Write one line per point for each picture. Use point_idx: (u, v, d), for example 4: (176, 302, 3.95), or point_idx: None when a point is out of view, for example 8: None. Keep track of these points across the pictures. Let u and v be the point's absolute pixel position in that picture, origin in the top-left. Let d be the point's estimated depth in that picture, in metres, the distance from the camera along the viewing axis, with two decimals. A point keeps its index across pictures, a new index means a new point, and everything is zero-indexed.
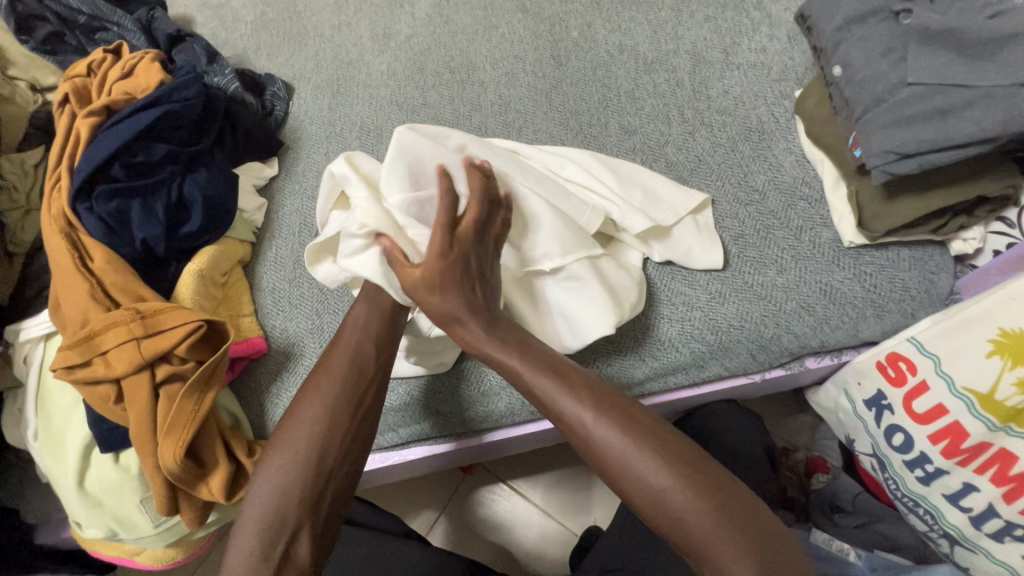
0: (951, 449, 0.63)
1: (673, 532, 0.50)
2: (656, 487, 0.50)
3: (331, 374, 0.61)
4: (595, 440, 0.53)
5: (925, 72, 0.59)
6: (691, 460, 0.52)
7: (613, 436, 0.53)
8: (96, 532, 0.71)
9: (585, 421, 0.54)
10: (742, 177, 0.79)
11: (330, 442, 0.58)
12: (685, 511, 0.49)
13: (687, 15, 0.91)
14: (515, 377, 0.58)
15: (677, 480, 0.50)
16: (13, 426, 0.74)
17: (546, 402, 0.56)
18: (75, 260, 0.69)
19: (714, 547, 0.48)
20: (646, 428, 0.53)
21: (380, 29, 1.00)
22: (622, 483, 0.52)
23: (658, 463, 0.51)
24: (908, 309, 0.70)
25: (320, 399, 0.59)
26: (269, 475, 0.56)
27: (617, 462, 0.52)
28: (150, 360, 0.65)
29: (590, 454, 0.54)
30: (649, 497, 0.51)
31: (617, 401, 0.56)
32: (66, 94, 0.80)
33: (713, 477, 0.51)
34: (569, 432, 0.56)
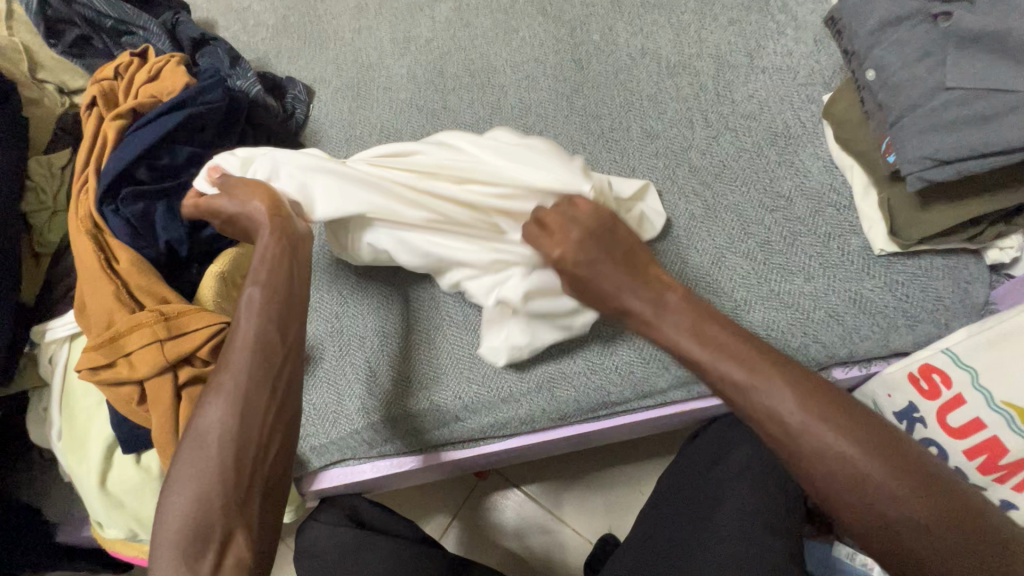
0: (989, 465, 0.62)
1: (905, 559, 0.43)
2: (888, 504, 0.44)
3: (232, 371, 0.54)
4: (809, 443, 0.46)
5: (965, 77, 0.57)
6: (924, 472, 0.45)
7: (845, 446, 0.45)
8: (117, 532, 0.71)
9: (800, 416, 0.47)
10: (768, 183, 0.77)
11: (243, 440, 0.52)
12: (925, 541, 0.43)
13: (711, 18, 0.89)
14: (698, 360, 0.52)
15: (920, 504, 0.43)
16: (37, 426, 0.75)
17: (744, 393, 0.49)
18: (101, 262, 0.70)
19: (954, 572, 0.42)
20: (869, 431, 0.46)
21: (400, 33, 1.00)
22: (858, 510, 0.44)
23: (896, 485, 0.44)
24: (941, 319, 0.68)
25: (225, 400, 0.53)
26: (191, 476, 0.50)
27: (845, 485, 0.44)
28: (172, 362, 0.65)
29: (794, 453, 0.47)
30: (882, 511, 0.44)
31: (828, 395, 0.48)
32: (93, 97, 0.80)
33: (948, 494, 0.44)
34: (770, 432, 0.48)
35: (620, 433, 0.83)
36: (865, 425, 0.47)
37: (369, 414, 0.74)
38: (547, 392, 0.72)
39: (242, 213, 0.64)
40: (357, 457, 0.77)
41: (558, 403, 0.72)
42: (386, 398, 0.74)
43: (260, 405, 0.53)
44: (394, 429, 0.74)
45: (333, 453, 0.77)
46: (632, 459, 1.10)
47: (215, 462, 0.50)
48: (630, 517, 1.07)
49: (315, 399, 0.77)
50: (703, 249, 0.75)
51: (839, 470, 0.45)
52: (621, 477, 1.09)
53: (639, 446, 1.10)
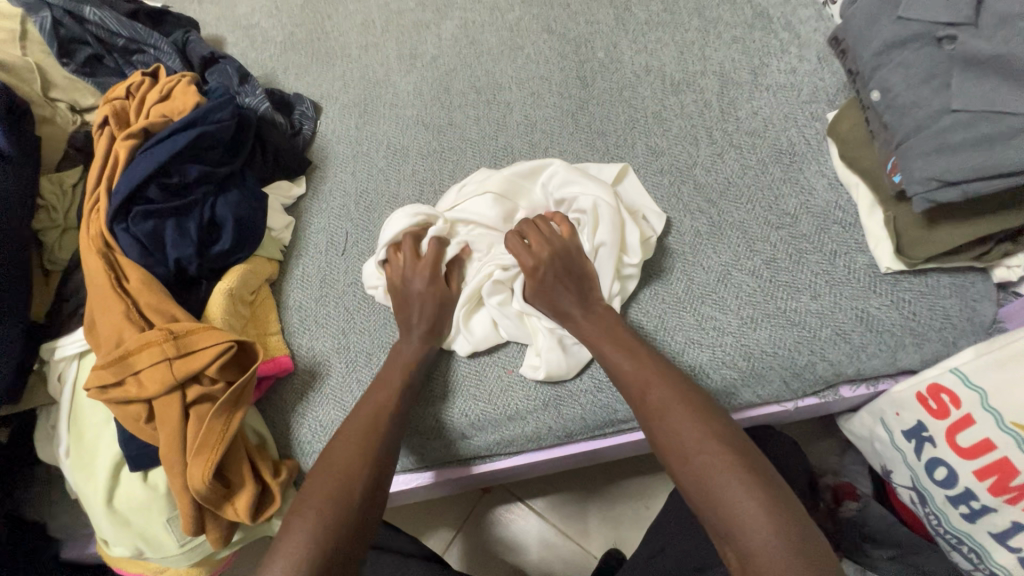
0: (999, 486, 0.61)
1: (711, 512, 0.51)
2: (699, 461, 0.53)
3: (369, 418, 0.64)
4: (652, 412, 0.59)
5: (970, 99, 0.57)
6: (742, 447, 0.54)
7: (670, 408, 0.58)
8: (122, 550, 0.71)
9: (650, 391, 0.60)
10: (773, 201, 0.78)
11: (375, 479, 0.59)
12: (717, 484, 0.52)
13: (714, 36, 0.90)
14: (597, 350, 0.67)
15: (726, 466, 0.52)
16: (44, 443, 0.75)
17: (621, 375, 0.64)
18: (111, 281, 0.70)
19: (744, 526, 0.49)
20: (706, 411, 0.57)
21: (407, 50, 1.01)
22: (670, 452, 0.56)
23: (703, 441, 0.54)
24: (949, 337, 0.68)
25: (357, 438, 0.62)
26: (319, 502, 0.55)
27: (671, 437, 0.56)
28: (181, 381, 0.66)
29: (646, 421, 0.59)
30: (695, 467, 0.53)
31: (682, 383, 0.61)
32: (105, 117, 0.81)
33: (757, 467, 0.52)
34: (633, 406, 0.62)
35: (627, 449, 0.83)
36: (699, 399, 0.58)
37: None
38: (554, 410, 0.72)
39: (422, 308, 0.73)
40: None
41: (564, 421, 0.72)
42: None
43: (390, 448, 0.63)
44: (407, 447, 0.74)
45: None
46: (637, 474, 1.09)
47: (339, 486, 0.57)
48: (634, 532, 1.07)
49: (320, 416, 0.76)
50: (708, 266, 0.75)
51: (662, 423, 0.58)
52: (626, 491, 1.09)
53: (644, 461, 1.10)
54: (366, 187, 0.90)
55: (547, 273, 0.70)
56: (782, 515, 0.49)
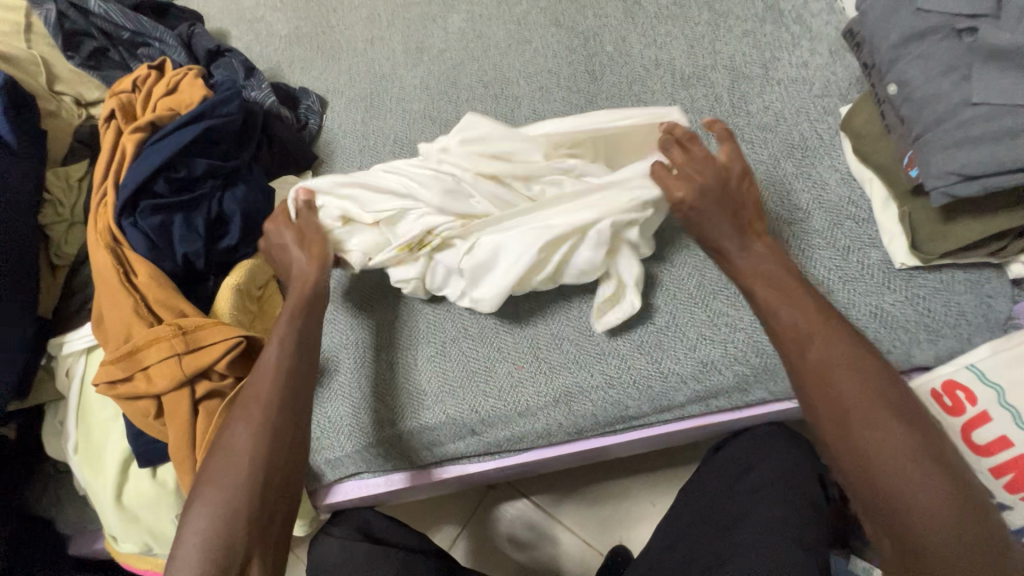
0: (1016, 483, 0.60)
1: (897, 505, 0.49)
2: (893, 453, 0.50)
3: (258, 404, 0.60)
4: (837, 386, 0.53)
5: (991, 92, 0.57)
6: (926, 433, 0.51)
7: (856, 386, 0.53)
8: (131, 546, 0.71)
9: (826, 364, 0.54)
10: (786, 196, 0.77)
11: (267, 471, 0.57)
12: (916, 477, 0.49)
13: (725, 29, 0.89)
14: (762, 309, 0.59)
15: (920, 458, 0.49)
16: (52, 439, 0.75)
17: (787, 340, 0.57)
18: (119, 275, 0.70)
19: (935, 524, 0.48)
20: (885, 389, 0.53)
21: (413, 44, 1.00)
22: (830, 421, 0.53)
23: (894, 427, 0.51)
24: (964, 334, 0.68)
25: (248, 426, 0.59)
26: (210, 505, 0.55)
27: (853, 421, 0.52)
28: (190, 376, 0.65)
29: (822, 394, 0.54)
30: (885, 458, 0.50)
31: (862, 354, 0.55)
32: (111, 110, 0.81)
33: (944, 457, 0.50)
34: (800, 377, 0.56)
35: (635, 446, 0.82)
36: (876, 372, 0.54)
37: (378, 428, 0.74)
38: (564, 406, 0.72)
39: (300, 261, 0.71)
40: (370, 470, 0.77)
41: (575, 417, 0.72)
42: (399, 412, 0.74)
43: (292, 434, 0.60)
44: (416, 441, 0.74)
45: (347, 466, 0.76)
46: (644, 470, 1.09)
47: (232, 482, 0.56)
48: (640, 529, 1.06)
49: (331, 413, 0.76)
50: None
51: (848, 400, 0.53)
52: (632, 487, 1.08)
53: (650, 458, 1.09)
54: None
55: (704, 201, 0.64)
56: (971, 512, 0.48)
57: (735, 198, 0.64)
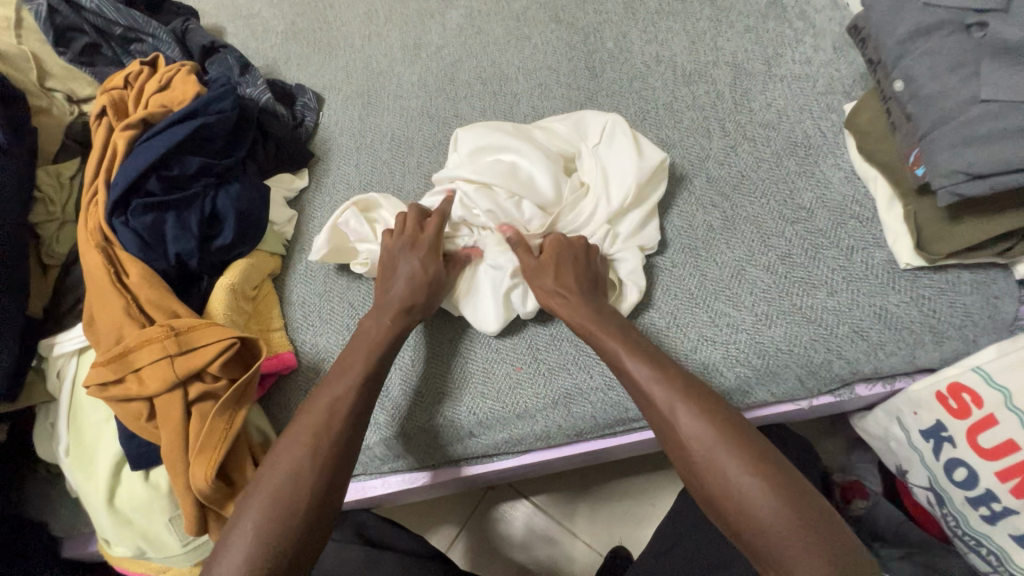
0: (1022, 488, 0.59)
1: (749, 538, 0.49)
2: (734, 483, 0.51)
3: (331, 423, 0.59)
4: (677, 422, 0.55)
5: (999, 89, 0.56)
6: (768, 459, 0.52)
7: (693, 422, 0.55)
8: (124, 550, 0.70)
9: (668, 405, 0.57)
10: (789, 194, 0.76)
11: (329, 494, 0.56)
12: (757, 506, 0.49)
13: (727, 25, 0.88)
14: (616, 364, 0.62)
15: (759, 484, 0.50)
16: (43, 440, 0.74)
17: (636, 387, 0.60)
18: (111, 275, 0.69)
19: (788, 554, 0.47)
20: (725, 419, 0.55)
21: (411, 40, 0.99)
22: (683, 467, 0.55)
23: (734, 457, 0.52)
24: (970, 335, 0.67)
25: (316, 445, 0.58)
26: (265, 519, 0.53)
27: (699, 454, 0.53)
28: (183, 378, 0.64)
29: (668, 433, 0.56)
30: (729, 489, 0.51)
31: (700, 392, 0.57)
32: (103, 107, 0.79)
33: (789, 481, 0.50)
34: (653, 421, 0.58)
35: (635, 448, 0.82)
36: (723, 414, 0.55)
37: (384, 429, 0.72)
38: (563, 408, 0.71)
39: (410, 277, 0.70)
40: (368, 473, 0.76)
41: (574, 419, 0.71)
42: (415, 414, 0.72)
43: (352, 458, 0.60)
44: (432, 444, 0.72)
45: None
46: (644, 471, 1.08)
47: (291, 501, 0.54)
48: (640, 530, 1.06)
49: None
50: (722, 261, 0.74)
51: (688, 437, 0.54)
52: (631, 488, 1.07)
53: (650, 459, 1.08)
54: (370, 180, 0.88)
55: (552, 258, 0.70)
56: (824, 533, 0.47)
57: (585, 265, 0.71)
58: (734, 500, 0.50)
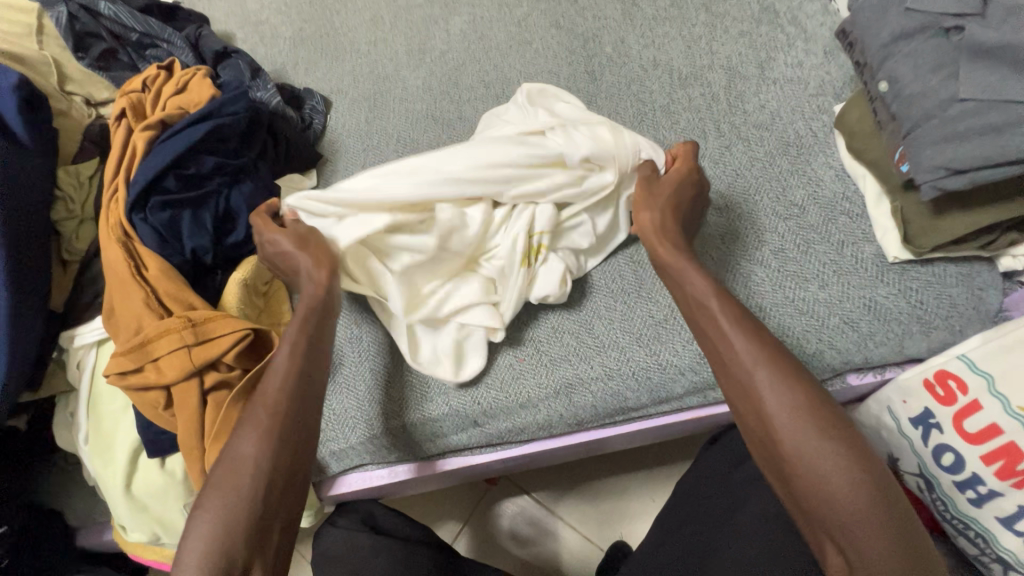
0: (1006, 471, 0.62)
1: (819, 504, 0.51)
2: (814, 451, 0.52)
3: (264, 411, 0.59)
4: (761, 385, 0.55)
5: (977, 88, 0.59)
6: (849, 433, 0.53)
7: (777, 387, 0.54)
8: (139, 536, 0.72)
9: (753, 364, 0.56)
10: (781, 191, 0.78)
11: (273, 478, 0.57)
12: (836, 479, 0.50)
13: (721, 31, 0.91)
14: (703, 312, 0.61)
15: (840, 457, 0.51)
16: (63, 430, 0.76)
17: (722, 339, 0.59)
18: (130, 268, 0.72)
19: (855, 525, 0.50)
20: (808, 387, 0.55)
21: (415, 45, 1.02)
22: (757, 424, 0.55)
23: (816, 428, 0.52)
24: (955, 326, 0.69)
25: (253, 432, 0.58)
26: (214, 508, 0.54)
27: (784, 417, 0.53)
28: (199, 368, 0.67)
29: (748, 393, 0.56)
30: (806, 455, 0.52)
31: (785, 357, 0.57)
32: (122, 109, 0.82)
33: (868, 459, 0.51)
34: (731, 378, 0.58)
35: (634, 439, 0.84)
36: (808, 381, 0.55)
37: (384, 420, 0.75)
38: (565, 397, 0.73)
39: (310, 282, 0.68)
40: (375, 463, 0.78)
41: (575, 408, 0.73)
42: (405, 409, 0.75)
43: (294, 439, 0.59)
44: (431, 434, 0.75)
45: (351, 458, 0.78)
46: (644, 466, 1.10)
47: (231, 490, 0.55)
48: (640, 525, 1.07)
49: (335, 406, 0.77)
50: (718, 256, 0.76)
51: (772, 399, 0.54)
52: (632, 483, 1.10)
53: (649, 454, 1.10)
54: None
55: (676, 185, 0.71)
56: (890, 511, 0.50)
57: (693, 202, 0.72)
58: (811, 468, 0.51)
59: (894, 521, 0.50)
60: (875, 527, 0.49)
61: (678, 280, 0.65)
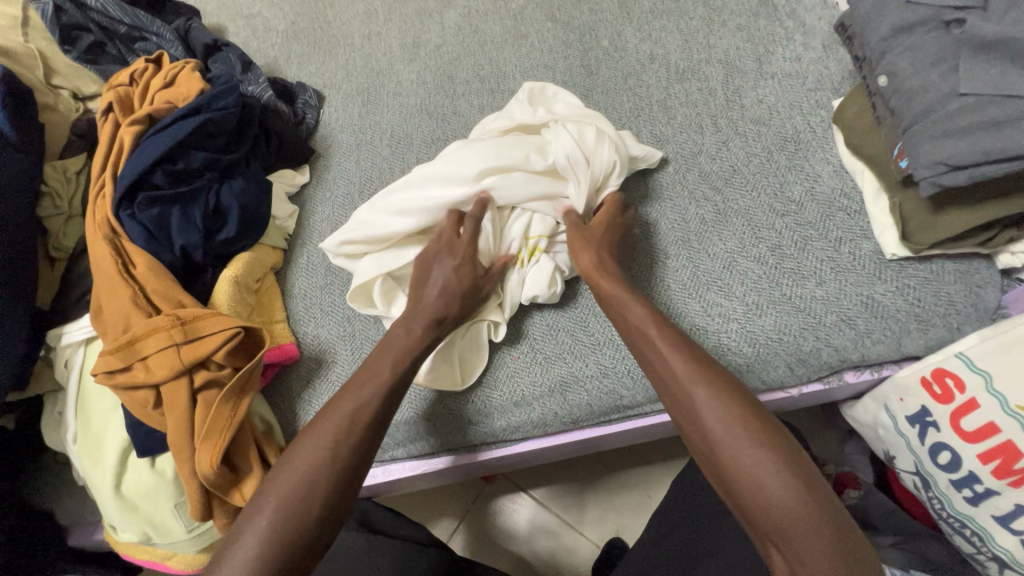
0: (1002, 470, 0.61)
1: (761, 516, 0.50)
2: (750, 463, 0.51)
3: (340, 433, 0.59)
4: (697, 400, 0.56)
5: (977, 83, 0.58)
6: (786, 444, 0.53)
7: (713, 401, 0.55)
8: (130, 536, 0.71)
9: (688, 380, 0.57)
10: (779, 188, 0.78)
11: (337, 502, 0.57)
12: (774, 490, 0.50)
13: (720, 24, 0.90)
14: (637, 332, 0.63)
15: (777, 468, 0.51)
16: (52, 429, 0.75)
17: (657, 356, 0.60)
18: (118, 266, 0.70)
19: (798, 536, 0.48)
20: (743, 400, 0.55)
21: (410, 39, 1.01)
22: (700, 440, 0.55)
23: (753, 439, 0.53)
24: (953, 324, 0.69)
25: (326, 455, 0.57)
26: (269, 522, 0.54)
27: (720, 430, 0.54)
28: (189, 366, 0.66)
29: (686, 408, 0.57)
30: (743, 467, 0.52)
31: (719, 373, 0.58)
32: (109, 103, 0.81)
33: (806, 469, 0.51)
34: (669, 395, 0.59)
35: (630, 437, 0.84)
36: (743, 395, 0.56)
37: (434, 402, 0.74)
38: (559, 396, 0.72)
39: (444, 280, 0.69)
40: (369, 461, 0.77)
41: (569, 407, 0.72)
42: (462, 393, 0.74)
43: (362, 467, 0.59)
44: (465, 429, 0.73)
45: None
46: (640, 463, 1.10)
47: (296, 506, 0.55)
48: (636, 522, 1.07)
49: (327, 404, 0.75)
50: (714, 253, 0.76)
51: (708, 413, 0.55)
52: (628, 480, 1.09)
53: (645, 451, 1.10)
54: (370, 175, 0.90)
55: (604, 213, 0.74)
56: (833, 522, 0.49)
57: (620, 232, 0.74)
58: (751, 480, 0.51)
59: (837, 531, 0.49)
60: (819, 542, 0.48)
61: (620, 301, 0.65)
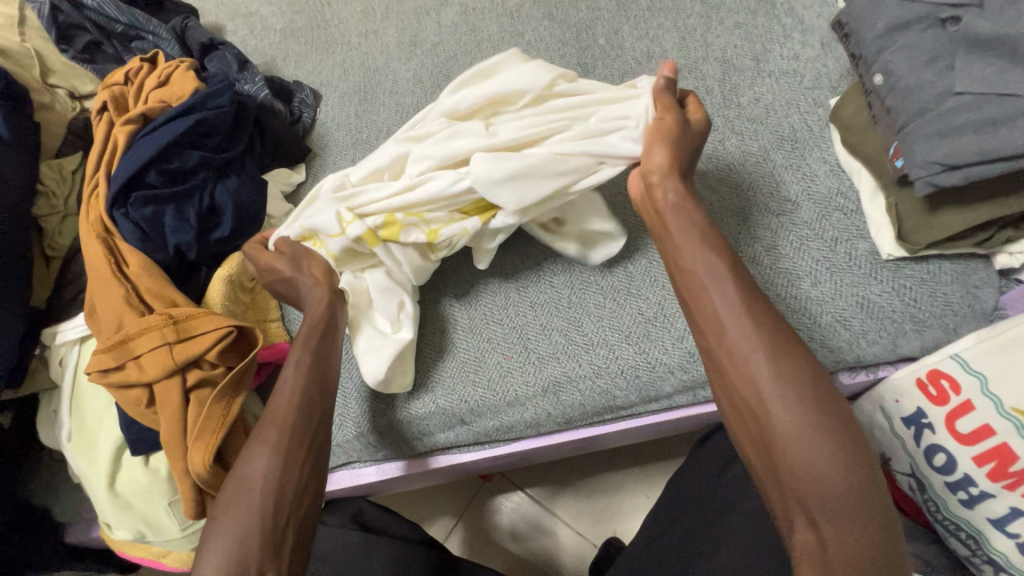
0: (998, 472, 0.61)
1: (800, 488, 0.49)
2: (800, 433, 0.50)
3: (276, 428, 0.59)
4: (754, 360, 0.53)
5: (972, 82, 0.57)
6: (844, 421, 0.50)
7: (771, 364, 0.52)
8: (125, 534, 0.72)
9: (751, 337, 0.54)
10: (775, 187, 0.77)
11: (295, 487, 0.57)
12: (821, 463, 0.49)
13: (717, 22, 0.89)
14: (694, 285, 0.59)
15: (830, 443, 0.49)
16: (48, 426, 0.76)
17: (716, 310, 0.57)
18: (112, 265, 0.71)
19: (834, 512, 0.48)
20: (806, 369, 0.52)
21: (407, 37, 1.01)
22: (752, 400, 0.53)
23: (807, 410, 0.50)
24: (950, 324, 0.68)
25: (266, 450, 0.58)
26: (227, 526, 0.54)
27: (776, 393, 0.51)
28: (181, 365, 0.66)
29: (741, 367, 0.54)
30: (791, 435, 0.50)
31: (786, 336, 0.54)
32: (104, 102, 0.82)
33: (859, 449, 0.50)
34: (725, 350, 0.55)
35: (625, 436, 0.83)
36: (806, 361, 0.53)
37: (372, 419, 0.75)
38: (551, 393, 0.72)
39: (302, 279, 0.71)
40: (362, 460, 0.78)
41: (562, 406, 0.72)
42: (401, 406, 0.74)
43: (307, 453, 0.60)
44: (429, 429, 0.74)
45: (339, 455, 0.77)
46: (638, 463, 1.09)
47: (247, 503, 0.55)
48: (633, 521, 1.07)
49: None
50: None
51: (763, 374, 0.52)
52: (625, 480, 1.09)
53: (643, 451, 1.10)
54: None
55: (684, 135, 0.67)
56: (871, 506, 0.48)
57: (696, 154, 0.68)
58: (797, 450, 0.50)
59: (874, 514, 0.48)
60: (859, 522, 0.48)
61: (690, 243, 0.61)
